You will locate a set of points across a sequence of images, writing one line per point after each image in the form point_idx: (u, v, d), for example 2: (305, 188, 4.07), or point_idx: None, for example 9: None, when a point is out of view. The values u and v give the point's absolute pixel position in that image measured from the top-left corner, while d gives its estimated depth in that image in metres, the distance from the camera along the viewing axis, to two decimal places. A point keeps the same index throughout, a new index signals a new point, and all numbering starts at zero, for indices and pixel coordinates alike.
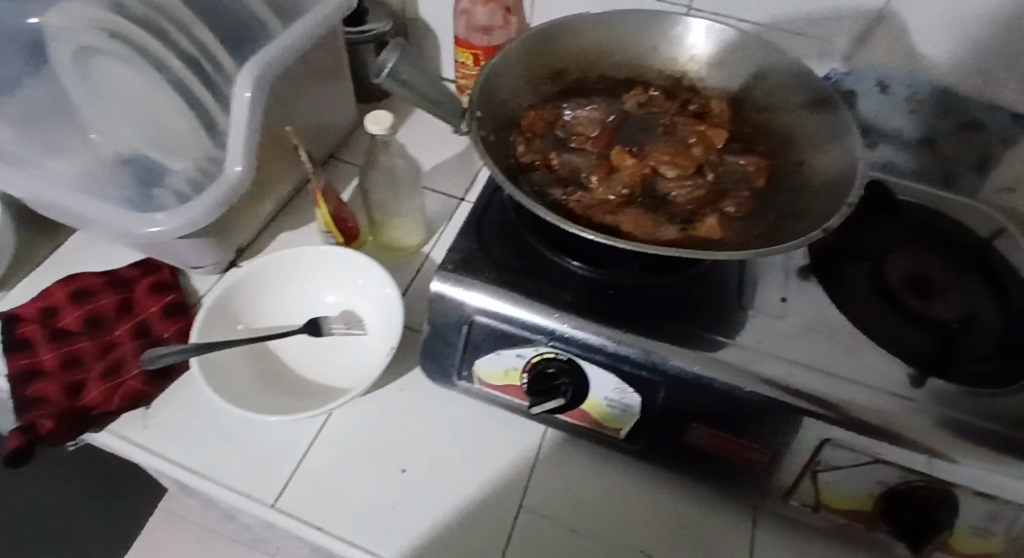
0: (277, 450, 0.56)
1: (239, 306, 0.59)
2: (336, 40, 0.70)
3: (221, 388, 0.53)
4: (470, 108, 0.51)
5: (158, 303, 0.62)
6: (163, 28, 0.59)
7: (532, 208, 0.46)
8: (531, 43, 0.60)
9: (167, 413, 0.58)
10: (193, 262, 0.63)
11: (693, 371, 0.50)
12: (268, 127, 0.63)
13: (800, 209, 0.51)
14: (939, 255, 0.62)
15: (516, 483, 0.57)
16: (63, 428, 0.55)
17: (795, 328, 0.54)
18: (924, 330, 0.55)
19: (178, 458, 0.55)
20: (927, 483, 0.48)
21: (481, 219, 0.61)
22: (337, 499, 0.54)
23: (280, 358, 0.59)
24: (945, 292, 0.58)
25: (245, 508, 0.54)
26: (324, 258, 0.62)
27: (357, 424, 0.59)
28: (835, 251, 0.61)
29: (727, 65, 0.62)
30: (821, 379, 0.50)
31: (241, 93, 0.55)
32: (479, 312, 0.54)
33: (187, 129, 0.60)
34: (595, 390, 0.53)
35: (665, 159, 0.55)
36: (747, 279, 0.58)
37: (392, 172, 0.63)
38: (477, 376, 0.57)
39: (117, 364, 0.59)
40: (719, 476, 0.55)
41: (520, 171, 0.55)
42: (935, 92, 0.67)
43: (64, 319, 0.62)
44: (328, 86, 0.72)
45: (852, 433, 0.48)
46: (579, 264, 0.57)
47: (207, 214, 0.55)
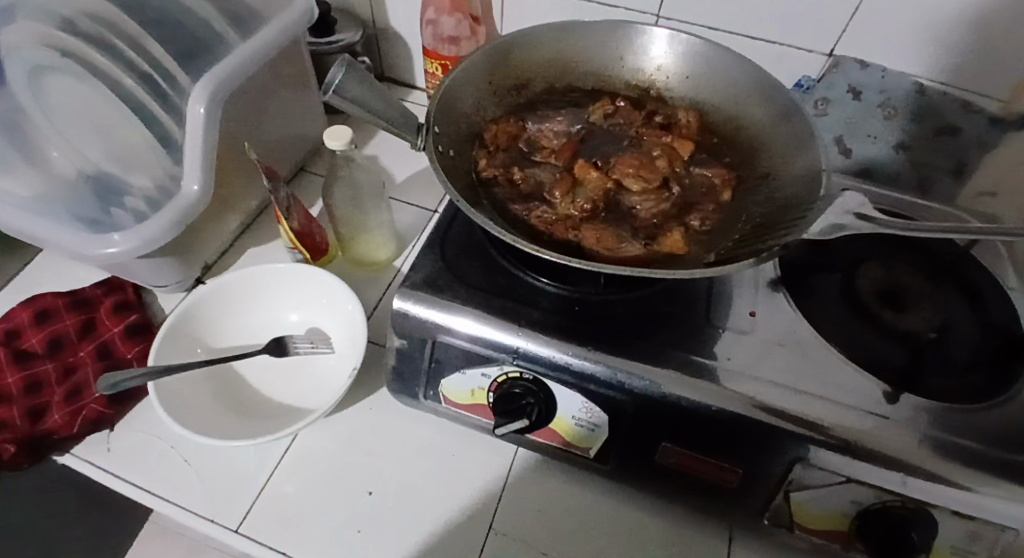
0: (241, 474, 0.55)
1: (199, 327, 0.59)
2: (298, 52, 0.69)
3: (182, 412, 0.52)
4: (428, 124, 0.51)
5: (121, 323, 0.62)
6: (112, 44, 0.56)
7: (485, 225, 0.46)
8: (494, 56, 0.60)
9: (130, 436, 0.57)
10: (154, 281, 0.63)
11: (659, 389, 0.49)
12: (227, 141, 0.63)
13: (761, 221, 0.51)
14: (914, 264, 0.61)
15: (486, 504, 0.55)
16: (25, 453, 0.54)
17: (765, 343, 0.53)
18: (895, 342, 0.55)
19: (140, 483, 0.54)
20: (902, 503, 0.47)
21: (447, 235, 0.60)
22: (304, 524, 0.53)
23: (244, 379, 0.58)
24: (919, 302, 0.58)
25: (209, 533, 0.53)
26: (289, 275, 0.61)
27: (324, 445, 0.58)
28: (805, 264, 0.60)
29: (694, 75, 0.63)
30: (789, 396, 0.49)
31: (194, 108, 0.56)
32: (441, 331, 0.53)
33: (144, 149, 0.60)
34: (562, 409, 0.52)
35: (630, 172, 0.55)
36: (716, 292, 0.58)
37: (354, 185, 0.62)
38: (444, 395, 0.55)
39: (79, 387, 0.57)
40: (692, 497, 0.54)
41: (483, 186, 0.55)
42: (906, 96, 0.68)
43: (26, 340, 0.61)
44: (294, 98, 0.72)
45: (824, 451, 0.47)
46: (547, 280, 0.56)
47: (164, 234, 0.55)
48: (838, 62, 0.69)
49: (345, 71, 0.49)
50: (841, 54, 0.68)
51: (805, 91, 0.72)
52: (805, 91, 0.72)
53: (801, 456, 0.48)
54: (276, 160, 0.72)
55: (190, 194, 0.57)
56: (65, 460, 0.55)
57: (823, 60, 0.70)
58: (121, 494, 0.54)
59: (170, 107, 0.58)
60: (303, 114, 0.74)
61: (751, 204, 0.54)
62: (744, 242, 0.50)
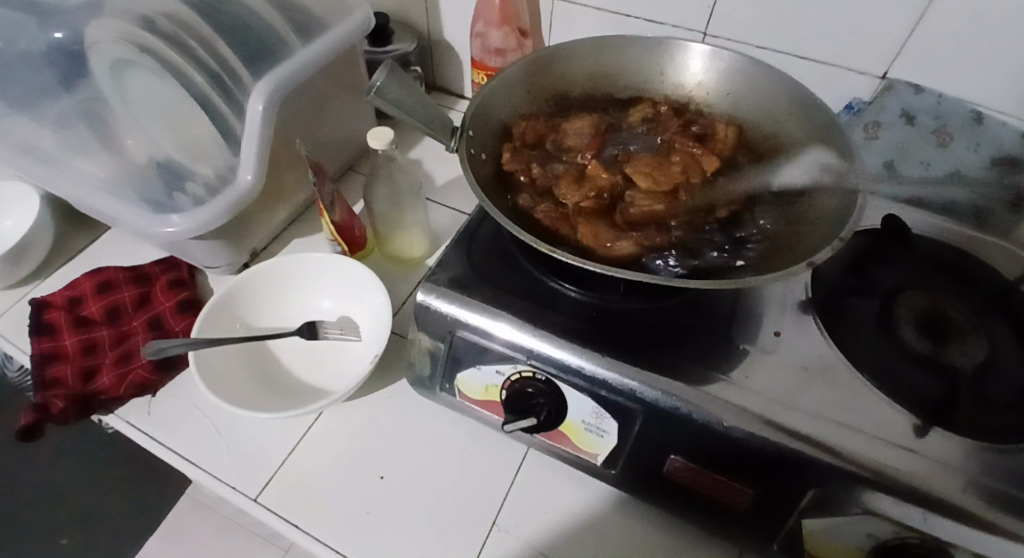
0: (265, 447, 0.58)
1: (240, 308, 0.63)
2: (356, 61, 0.74)
3: (213, 383, 0.55)
4: (463, 128, 0.54)
5: (171, 299, 0.67)
6: (185, 43, 0.62)
7: (506, 224, 0.48)
8: (535, 63, 0.62)
9: (168, 403, 0.61)
10: (206, 262, 0.67)
11: (671, 400, 0.48)
12: (281, 136, 0.67)
13: (793, 243, 0.51)
14: (958, 295, 0.58)
15: (492, 500, 0.56)
16: (73, 409, 0.59)
17: (789, 364, 0.51)
18: (933, 372, 0.52)
19: (174, 446, 0.58)
20: (922, 541, 0.44)
21: (474, 235, 0.61)
22: (316, 500, 0.55)
23: (276, 359, 0.62)
24: (961, 334, 0.54)
25: (231, 498, 0.56)
26: (327, 265, 0.65)
27: (342, 428, 0.60)
28: (840, 287, 0.58)
29: (734, 92, 0.63)
30: (809, 420, 0.47)
31: (254, 105, 0.61)
32: (459, 326, 0.54)
33: (207, 138, 0.64)
34: (572, 413, 0.52)
35: (641, 172, 0.58)
36: (741, 310, 0.56)
37: (393, 185, 0.66)
38: (459, 389, 0.57)
39: (129, 354, 0.63)
40: (697, 514, 0.52)
41: (511, 188, 0.58)
42: (962, 123, 0.65)
43: (87, 308, 0.67)
44: (348, 102, 0.76)
45: (840, 480, 0.45)
46: (569, 285, 0.56)
47: (219, 217, 0.60)
48: (890, 84, 0.67)
49: (388, 72, 0.52)
50: (894, 76, 0.67)
51: (855, 113, 0.70)
52: (855, 113, 0.70)
53: (818, 482, 0.45)
54: (326, 157, 0.77)
55: (245, 182, 0.61)
56: (109, 419, 0.60)
57: (875, 82, 0.68)
58: (157, 455, 0.58)
59: (232, 103, 0.63)
60: (355, 117, 0.79)
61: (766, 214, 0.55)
62: (772, 265, 0.50)
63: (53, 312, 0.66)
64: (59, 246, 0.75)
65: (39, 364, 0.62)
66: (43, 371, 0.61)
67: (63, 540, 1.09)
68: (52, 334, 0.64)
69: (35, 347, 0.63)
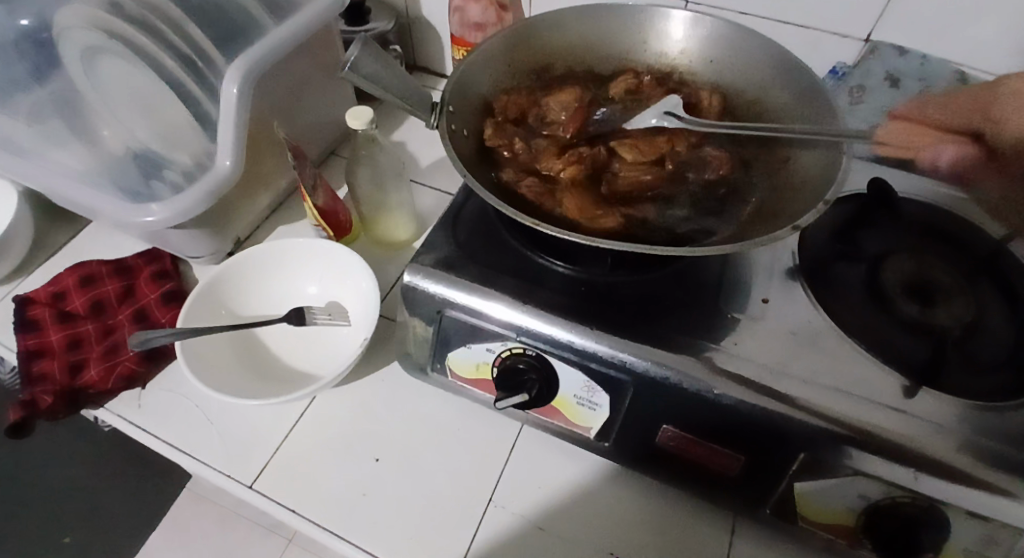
0: (258, 435, 0.58)
1: (226, 297, 0.63)
2: (332, 40, 0.72)
3: (202, 372, 0.55)
4: (442, 104, 0.53)
5: (156, 290, 0.66)
6: (155, 26, 0.61)
7: (490, 200, 0.47)
8: (515, 35, 0.61)
9: (158, 394, 0.60)
10: (190, 251, 0.67)
11: (661, 370, 0.48)
12: (258, 119, 0.65)
13: (777, 208, 0.50)
14: (945, 258, 0.58)
15: (488, 478, 0.56)
16: (62, 404, 0.58)
17: (777, 331, 0.51)
18: (920, 336, 0.52)
19: (165, 436, 0.58)
20: (913, 500, 0.44)
21: (459, 214, 0.60)
22: (311, 485, 0.55)
23: (265, 347, 0.61)
24: (948, 297, 0.54)
25: (226, 487, 0.56)
26: (312, 250, 0.65)
27: (334, 414, 0.60)
28: (828, 252, 0.58)
29: (718, 59, 0.62)
30: (798, 384, 0.47)
31: (228, 88, 0.59)
32: (447, 305, 0.53)
33: (184, 125, 0.63)
34: (563, 388, 0.52)
35: (625, 143, 0.58)
36: (729, 278, 0.56)
37: (375, 166, 0.65)
38: (450, 369, 0.56)
39: (116, 346, 0.62)
40: (691, 483, 0.52)
41: (494, 163, 0.57)
42: (947, 84, 0.65)
43: (72, 302, 0.66)
44: (327, 85, 0.75)
45: (830, 443, 0.45)
46: (556, 261, 0.55)
47: (199, 204, 0.59)
48: (874, 47, 0.66)
49: (362, 47, 0.50)
50: (878, 38, 0.66)
51: (840, 78, 0.70)
52: (840, 77, 0.70)
53: (808, 446, 0.45)
54: (307, 141, 0.76)
55: (223, 168, 0.60)
56: (99, 412, 0.59)
57: (859, 45, 0.67)
58: (149, 446, 0.58)
59: (207, 87, 0.62)
60: (335, 100, 0.78)
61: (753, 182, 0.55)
62: (757, 228, 0.49)
63: (37, 308, 0.66)
64: (41, 241, 0.74)
65: (26, 360, 0.61)
66: (29, 368, 0.61)
67: (65, 538, 1.10)
68: (37, 330, 0.64)
69: (20, 343, 0.62)
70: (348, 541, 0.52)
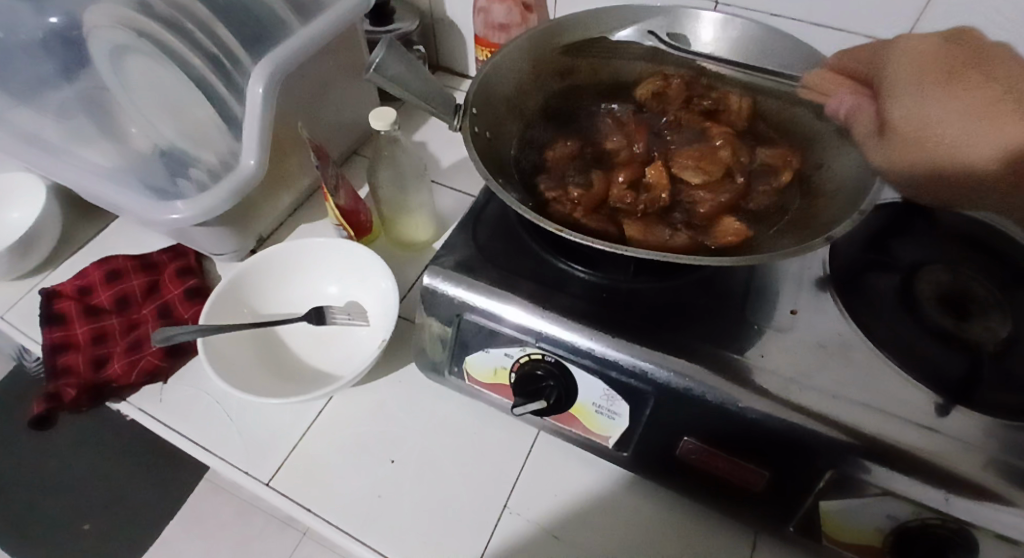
0: (275, 433, 0.58)
1: (247, 294, 0.63)
2: (356, 41, 0.72)
3: (222, 369, 0.55)
4: (466, 104, 0.53)
5: (180, 286, 0.67)
6: (183, 25, 0.61)
7: (514, 206, 0.46)
8: (537, 38, 0.60)
9: (179, 390, 0.61)
10: (213, 249, 0.67)
11: (684, 381, 0.47)
12: (281, 118, 0.66)
13: (812, 216, 0.49)
14: (983, 272, 0.55)
15: (504, 484, 0.55)
16: (86, 397, 0.59)
17: (805, 343, 0.50)
18: (954, 351, 0.50)
19: (185, 432, 0.58)
20: (943, 522, 0.42)
21: (481, 216, 0.60)
22: (326, 485, 0.55)
23: (286, 345, 0.62)
24: (984, 312, 0.52)
25: (244, 484, 0.56)
26: (334, 248, 0.65)
27: (351, 414, 0.59)
28: (859, 261, 0.56)
29: (749, 61, 0.61)
30: (826, 400, 0.46)
31: (254, 88, 0.60)
32: (468, 309, 0.53)
33: (209, 125, 0.64)
34: (582, 396, 0.51)
35: (690, 164, 0.54)
36: (756, 287, 0.54)
37: (397, 166, 0.65)
38: (467, 373, 0.56)
39: (139, 341, 0.63)
40: (710, 496, 0.51)
41: (519, 167, 0.56)
42: None
43: (97, 297, 0.67)
44: (351, 84, 0.75)
45: (860, 461, 0.43)
46: (578, 266, 0.54)
47: (222, 203, 0.59)
48: None
49: (386, 50, 0.50)
50: None
51: None
52: None
53: (833, 461, 0.44)
54: (329, 140, 0.76)
55: (247, 167, 0.60)
56: (121, 406, 0.60)
57: None
58: (169, 441, 0.59)
59: (232, 87, 0.63)
60: (359, 99, 0.78)
61: (801, 198, 0.52)
62: (790, 238, 0.48)
63: (63, 301, 0.67)
64: (68, 237, 0.75)
65: (51, 353, 0.62)
66: (55, 361, 0.62)
67: (86, 525, 1.12)
68: (62, 323, 0.65)
69: (46, 336, 0.64)
70: (362, 543, 0.52)
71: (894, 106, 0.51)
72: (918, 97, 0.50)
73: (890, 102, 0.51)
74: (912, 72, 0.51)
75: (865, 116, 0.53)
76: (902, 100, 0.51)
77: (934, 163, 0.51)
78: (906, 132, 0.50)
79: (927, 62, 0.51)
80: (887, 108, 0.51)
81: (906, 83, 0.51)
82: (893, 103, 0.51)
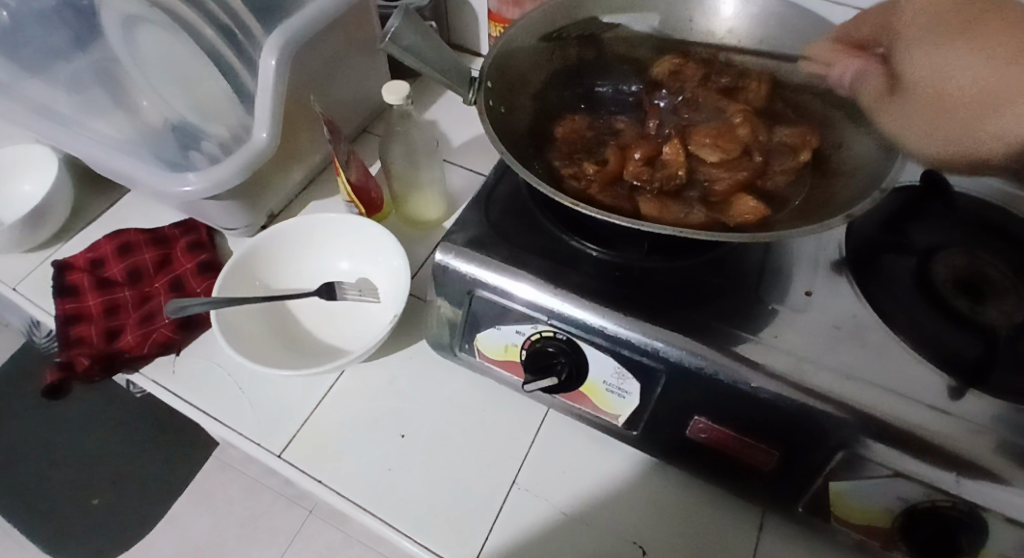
0: (285, 407, 0.58)
1: (258, 268, 0.63)
2: (369, 15, 0.72)
3: (233, 342, 0.55)
4: (481, 78, 0.52)
5: (192, 260, 0.67)
6: None
7: (529, 180, 0.45)
8: (553, 14, 0.59)
9: (191, 363, 0.61)
10: (224, 223, 0.67)
11: (696, 360, 0.47)
12: (293, 91, 0.65)
13: (829, 196, 0.49)
14: (1000, 257, 0.54)
15: (514, 461, 0.55)
16: (99, 367, 0.60)
17: (818, 324, 0.49)
18: (969, 334, 0.49)
19: (197, 403, 0.58)
20: (954, 504, 0.42)
21: (493, 193, 0.59)
22: (337, 458, 0.55)
23: (296, 320, 0.62)
24: (1000, 296, 0.52)
25: (255, 456, 0.56)
26: (344, 224, 0.65)
27: (361, 389, 0.60)
28: (875, 244, 0.56)
29: (768, 39, 0.60)
30: (838, 380, 0.45)
31: (266, 60, 0.60)
32: (480, 285, 0.52)
33: (220, 97, 0.64)
34: (593, 373, 0.51)
35: (707, 142, 0.53)
36: (770, 268, 0.54)
37: (409, 142, 0.65)
38: (478, 349, 0.56)
39: (151, 314, 0.63)
40: (720, 474, 0.51)
41: (534, 142, 0.56)
42: None
43: (109, 270, 0.67)
44: (364, 59, 0.75)
45: (872, 443, 0.43)
46: (592, 245, 0.54)
47: (234, 175, 0.59)
48: None
49: (403, 19, 0.50)
50: None
51: None
52: None
53: (845, 442, 0.44)
54: (341, 117, 0.76)
55: (259, 140, 0.60)
56: (134, 377, 0.61)
57: None
58: (180, 413, 0.59)
59: (244, 59, 0.62)
60: (371, 75, 0.78)
61: (818, 179, 0.51)
62: (807, 218, 0.48)
63: (75, 274, 0.67)
64: (80, 209, 0.75)
65: (63, 324, 0.63)
66: (68, 331, 0.62)
67: (93, 501, 1.14)
68: (75, 295, 0.65)
69: (59, 307, 0.64)
70: (370, 514, 0.52)
71: (919, 68, 0.55)
72: (927, 53, 0.54)
73: (903, 60, 0.55)
74: (929, 34, 0.55)
75: (873, 80, 0.55)
76: (923, 61, 0.54)
77: (943, 121, 0.54)
78: (922, 96, 0.54)
79: (937, 17, 0.55)
80: (903, 66, 0.55)
81: (922, 44, 0.55)
82: (907, 65, 0.55)
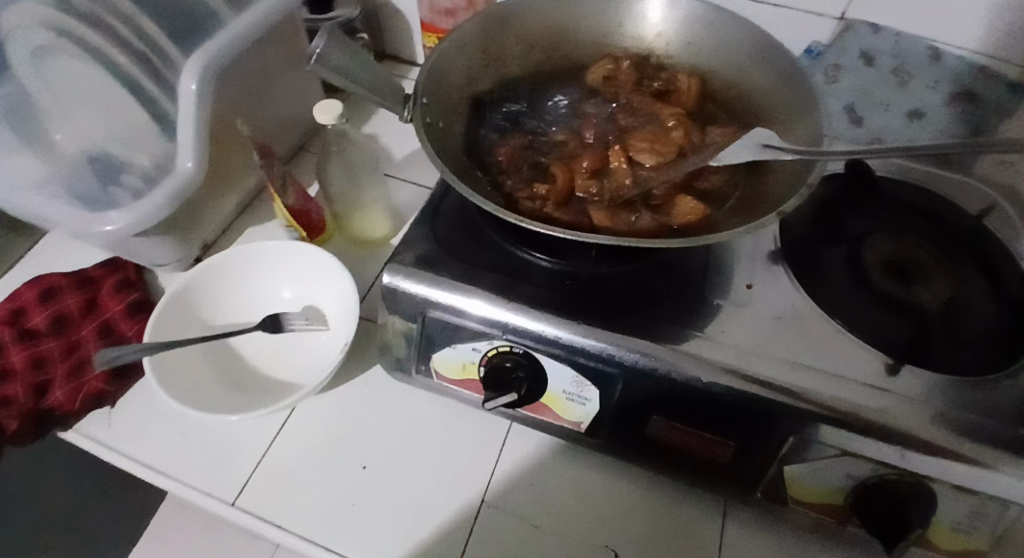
0: (237, 450, 0.56)
1: (196, 304, 0.60)
2: (294, 32, 0.69)
3: (173, 388, 0.52)
4: (415, 95, 0.51)
5: (121, 302, 0.63)
6: (108, 23, 0.58)
7: (471, 197, 0.45)
8: (483, 26, 0.59)
9: (130, 412, 0.58)
10: (154, 259, 0.64)
11: (651, 362, 0.47)
12: (217, 114, 0.62)
13: (763, 193, 0.50)
14: (924, 238, 0.58)
15: (480, 478, 0.55)
16: (27, 428, 0.56)
17: (764, 317, 0.51)
18: (903, 314, 0.52)
19: (139, 456, 0.55)
20: (901, 477, 0.44)
21: (437, 210, 0.58)
22: (296, 497, 0.53)
23: (241, 356, 0.59)
24: (928, 276, 0.54)
25: (207, 506, 0.53)
26: (284, 251, 0.62)
27: (316, 421, 0.58)
28: (810, 235, 0.58)
29: (696, 41, 0.61)
30: (786, 369, 0.47)
31: (186, 85, 0.56)
32: (431, 305, 0.52)
33: (143, 125, 0.61)
34: (552, 384, 0.51)
35: (644, 146, 0.54)
36: (715, 264, 0.55)
37: (347, 161, 0.63)
38: (435, 370, 0.55)
39: (81, 364, 0.60)
40: (684, 471, 0.52)
41: (475, 157, 0.55)
42: (923, 62, 0.64)
43: (31, 320, 0.63)
44: (293, 77, 0.72)
45: (823, 428, 0.45)
46: (540, 255, 0.54)
47: (161, 209, 0.56)
48: (849, 25, 0.66)
49: (327, 38, 0.48)
50: (853, 16, 0.65)
51: (815, 57, 0.69)
52: (815, 57, 0.69)
53: (798, 430, 0.45)
54: (273, 138, 0.73)
55: (185, 170, 0.57)
56: (67, 435, 0.57)
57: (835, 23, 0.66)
58: (122, 466, 0.56)
59: (163, 85, 0.59)
60: (302, 93, 0.75)
61: (751, 176, 0.53)
62: (745, 217, 0.49)
63: None
64: None
65: None
66: None
67: None
68: None
69: None
70: (334, 552, 0.51)
71: None
72: None
73: None
74: None
75: None
76: None
77: None
78: None
79: None
80: None
81: None
82: None
